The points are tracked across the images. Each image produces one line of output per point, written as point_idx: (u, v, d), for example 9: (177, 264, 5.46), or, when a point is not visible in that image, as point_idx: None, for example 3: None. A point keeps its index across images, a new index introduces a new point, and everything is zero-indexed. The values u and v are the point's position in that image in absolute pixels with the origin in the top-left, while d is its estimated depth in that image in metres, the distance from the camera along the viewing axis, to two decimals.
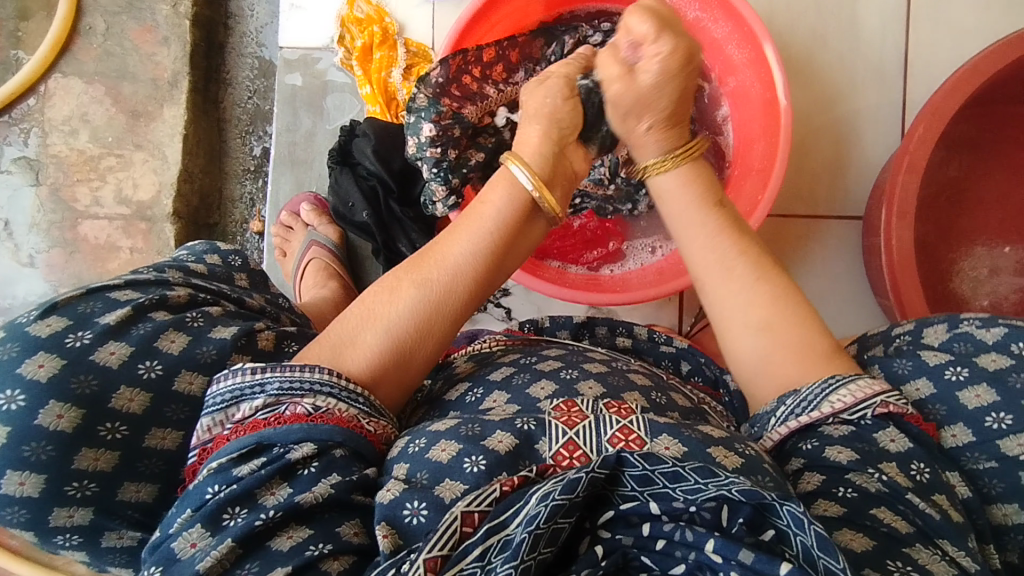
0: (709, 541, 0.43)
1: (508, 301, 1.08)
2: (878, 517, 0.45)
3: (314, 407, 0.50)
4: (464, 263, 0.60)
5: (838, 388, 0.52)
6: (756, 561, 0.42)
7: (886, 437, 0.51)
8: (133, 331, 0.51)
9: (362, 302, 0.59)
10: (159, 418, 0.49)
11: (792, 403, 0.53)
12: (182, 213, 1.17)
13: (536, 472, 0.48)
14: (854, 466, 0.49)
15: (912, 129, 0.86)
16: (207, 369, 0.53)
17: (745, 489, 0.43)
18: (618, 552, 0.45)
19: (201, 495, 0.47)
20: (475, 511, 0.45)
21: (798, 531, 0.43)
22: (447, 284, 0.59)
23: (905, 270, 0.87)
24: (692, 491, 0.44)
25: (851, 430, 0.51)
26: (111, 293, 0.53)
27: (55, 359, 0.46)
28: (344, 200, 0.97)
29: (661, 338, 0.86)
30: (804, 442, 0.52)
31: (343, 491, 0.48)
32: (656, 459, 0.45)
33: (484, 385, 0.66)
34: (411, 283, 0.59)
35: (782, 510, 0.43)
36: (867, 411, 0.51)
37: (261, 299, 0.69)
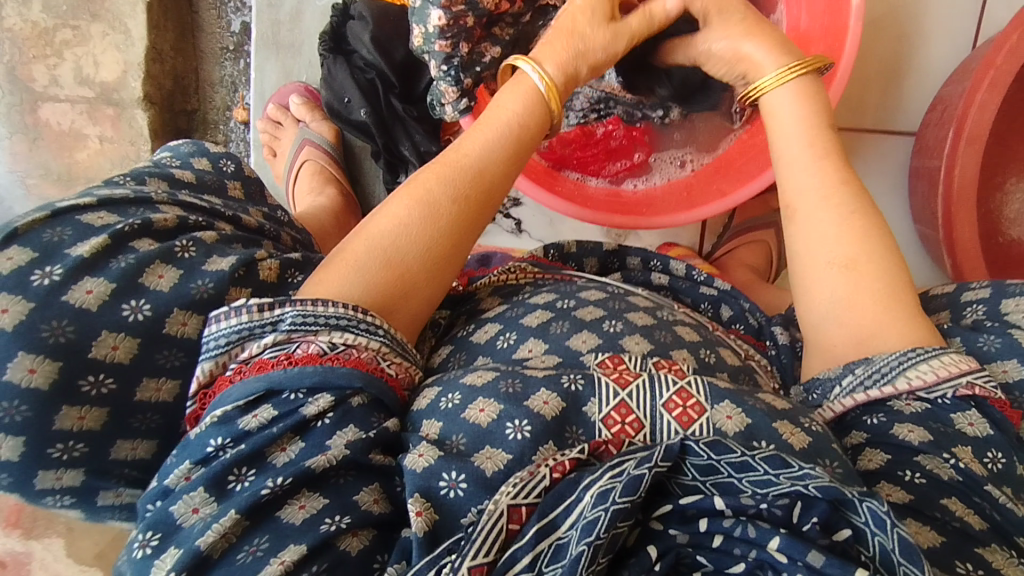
0: (773, 540, 0.39)
1: (519, 212, 0.99)
2: (948, 509, 0.43)
3: (330, 345, 0.46)
4: (485, 171, 0.57)
5: (918, 363, 0.49)
6: (827, 565, 0.37)
7: (964, 420, 0.48)
8: (112, 264, 0.43)
9: (387, 216, 0.54)
10: (151, 367, 0.44)
11: (862, 373, 0.51)
12: (154, 96, 1.05)
13: (587, 453, 0.44)
14: (925, 449, 0.46)
15: (1004, 37, 0.76)
16: (202, 308, 0.46)
17: (823, 486, 0.38)
18: (672, 553, 0.41)
19: (202, 447, 0.43)
20: (522, 505, 0.41)
21: (880, 532, 0.38)
22: (474, 192, 0.56)
23: (961, 206, 0.80)
24: (762, 484, 0.40)
25: (926, 407, 0.49)
26: (82, 216, 0.45)
27: (20, 302, 0.40)
28: (338, 94, 0.85)
29: (700, 275, 0.84)
30: (869, 416, 0.50)
31: (359, 452, 0.45)
32: (724, 449, 0.40)
33: (517, 330, 0.64)
34: (444, 196, 0.55)
35: (861, 507, 0.38)
36: (948, 390, 0.49)
37: (260, 215, 0.60)
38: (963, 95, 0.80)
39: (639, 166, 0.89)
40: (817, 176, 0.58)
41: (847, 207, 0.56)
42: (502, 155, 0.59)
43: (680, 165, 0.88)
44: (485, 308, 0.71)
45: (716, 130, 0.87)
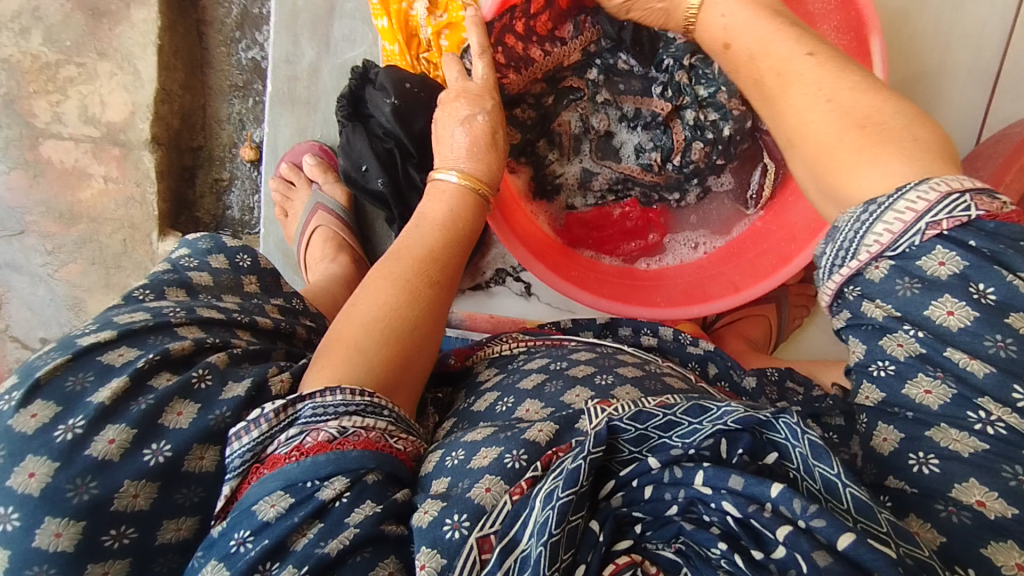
0: (696, 475, 0.41)
1: (529, 275, 0.99)
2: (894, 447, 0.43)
3: (339, 430, 0.45)
4: (438, 253, 0.61)
5: (882, 215, 0.43)
6: (746, 487, 0.39)
7: (932, 261, 0.41)
8: (131, 408, 0.43)
9: (372, 302, 0.55)
10: (170, 508, 0.43)
11: (832, 253, 0.46)
12: (162, 137, 1.03)
13: (541, 468, 0.45)
14: (887, 326, 0.44)
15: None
16: (220, 437, 0.46)
17: (739, 418, 0.41)
18: (611, 519, 0.43)
19: (226, 543, 0.43)
20: (491, 535, 0.42)
21: (794, 443, 0.40)
22: (440, 269, 0.60)
23: None
24: (689, 433, 0.42)
25: (893, 266, 0.43)
26: (102, 356, 0.45)
27: (46, 464, 0.41)
28: (355, 162, 0.85)
29: (687, 337, 0.76)
30: (849, 290, 0.46)
31: (372, 526, 0.43)
32: (648, 415, 0.43)
33: (515, 394, 0.61)
34: (419, 282, 0.58)
35: (777, 424, 0.41)
36: (912, 239, 0.42)
37: (277, 311, 0.60)
38: None
39: (653, 246, 0.89)
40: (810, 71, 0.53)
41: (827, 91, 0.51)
42: (447, 241, 0.62)
43: (693, 248, 0.89)
44: (480, 379, 0.69)
45: (727, 213, 0.88)
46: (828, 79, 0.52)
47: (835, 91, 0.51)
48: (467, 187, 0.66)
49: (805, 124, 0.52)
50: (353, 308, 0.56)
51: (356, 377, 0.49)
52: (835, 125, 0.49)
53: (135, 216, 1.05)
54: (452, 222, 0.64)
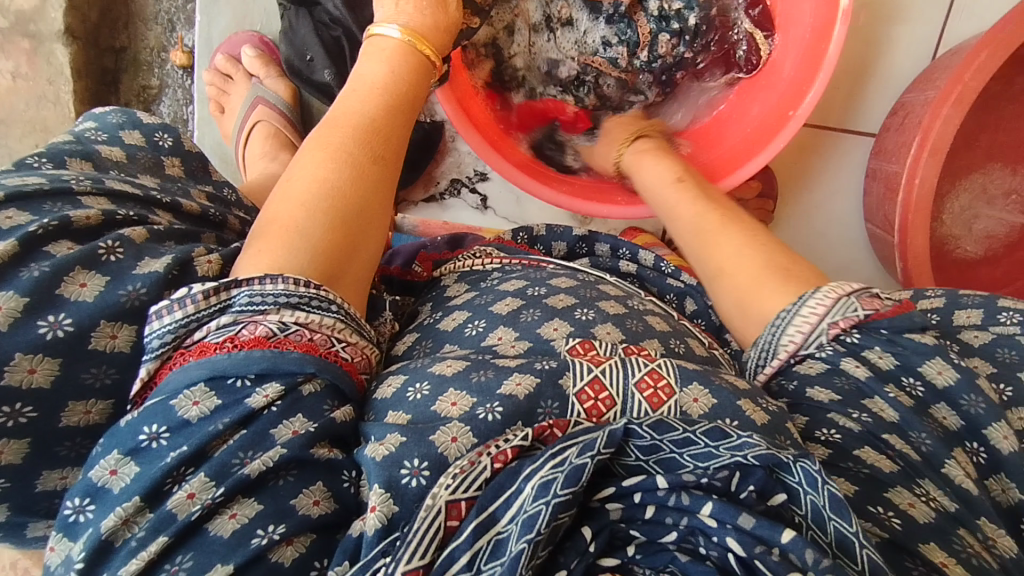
0: (704, 506, 0.41)
1: (485, 187, 0.95)
2: (861, 459, 0.46)
3: (280, 326, 0.42)
4: (376, 118, 0.55)
5: (792, 321, 0.54)
6: (756, 526, 0.40)
7: (873, 355, 0.52)
8: (20, 274, 0.38)
9: (310, 177, 0.50)
10: (76, 388, 0.39)
11: (758, 353, 0.57)
12: (78, 30, 0.92)
13: (531, 438, 0.44)
14: (835, 407, 0.50)
15: (972, 55, 0.78)
16: (136, 317, 0.41)
17: (760, 453, 0.41)
18: (606, 531, 0.43)
19: (133, 436, 0.40)
20: (462, 501, 0.41)
21: (811, 489, 0.41)
22: (383, 141, 0.54)
23: (919, 217, 0.82)
24: (703, 457, 0.42)
25: (826, 366, 0.53)
26: None
27: None
28: (300, 51, 0.78)
29: (668, 268, 0.77)
30: (784, 382, 0.54)
31: (299, 448, 0.42)
32: (667, 428, 0.43)
33: (487, 317, 0.59)
34: (361, 154, 0.52)
35: (794, 467, 0.42)
36: (822, 338, 0.54)
37: (204, 198, 0.54)
38: (926, 112, 0.82)
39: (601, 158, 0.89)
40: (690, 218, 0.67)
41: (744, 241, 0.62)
42: (386, 108, 0.56)
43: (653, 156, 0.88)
44: (450, 294, 0.66)
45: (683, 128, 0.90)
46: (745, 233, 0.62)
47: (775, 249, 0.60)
48: (405, 51, 0.60)
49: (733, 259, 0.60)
50: (289, 184, 0.50)
51: (297, 266, 0.46)
52: (766, 258, 0.59)
53: (49, 117, 0.94)
54: (395, 84, 0.58)
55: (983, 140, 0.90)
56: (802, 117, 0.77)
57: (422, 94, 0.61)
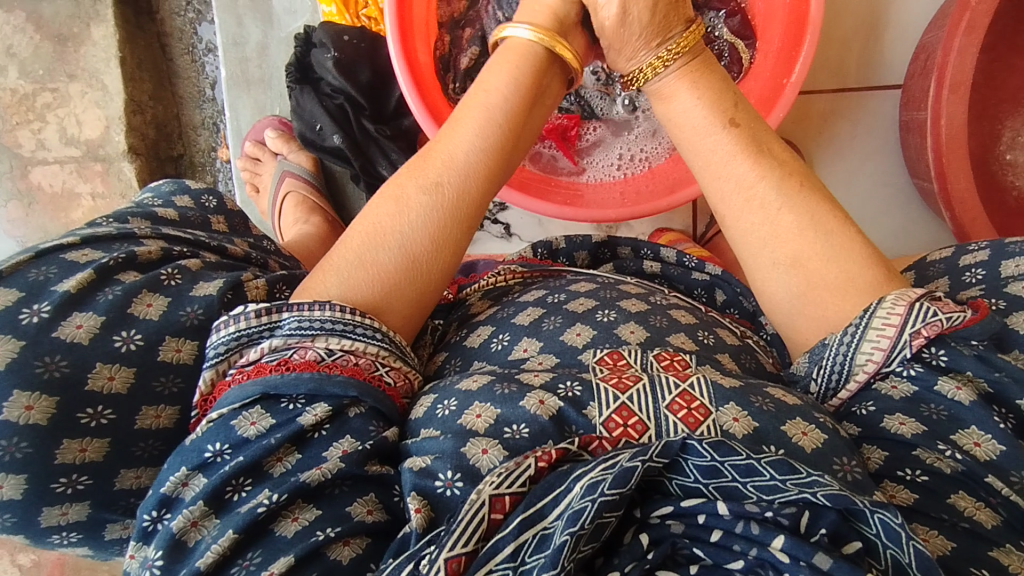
0: (776, 539, 0.38)
1: (507, 216, 1.00)
2: (957, 508, 0.42)
3: (327, 352, 0.46)
4: (472, 161, 0.56)
5: (865, 334, 0.49)
6: (834, 567, 0.37)
7: (950, 386, 0.46)
8: (100, 297, 0.44)
9: (361, 221, 0.53)
10: (148, 395, 0.44)
11: (822, 378, 0.51)
12: (139, 147, 1.05)
13: (576, 445, 0.43)
14: (922, 442, 0.45)
15: None
16: (196, 333, 0.47)
17: (832, 493, 0.38)
18: (666, 543, 0.41)
19: (199, 453, 0.43)
20: (506, 495, 0.40)
21: (892, 543, 0.37)
22: (459, 188, 0.55)
23: (953, 154, 0.80)
24: (768, 489, 0.39)
25: (914, 391, 0.47)
26: (66, 255, 0.46)
27: (12, 341, 0.41)
28: (310, 124, 0.87)
29: (692, 262, 0.76)
30: (858, 407, 0.49)
31: (355, 464, 0.44)
32: (728, 450, 0.40)
33: (510, 329, 0.58)
34: (421, 196, 0.54)
35: (872, 518, 0.38)
36: (904, 353, 0.48)
37: (245, 245, 0.60)
38: (941, 46, 0.80)
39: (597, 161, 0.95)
40: (737, 173, 0.57)
41: (779, 199, 0.55)
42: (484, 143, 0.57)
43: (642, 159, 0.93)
44: (474, 312, 0.65)
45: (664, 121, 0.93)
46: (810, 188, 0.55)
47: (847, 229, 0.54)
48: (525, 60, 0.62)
49: (774, 245, 0.54)
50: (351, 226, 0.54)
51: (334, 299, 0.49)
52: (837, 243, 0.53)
53: None
54: (499, 115, 0.58)
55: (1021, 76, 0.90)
56: (798, 82, 0.79)
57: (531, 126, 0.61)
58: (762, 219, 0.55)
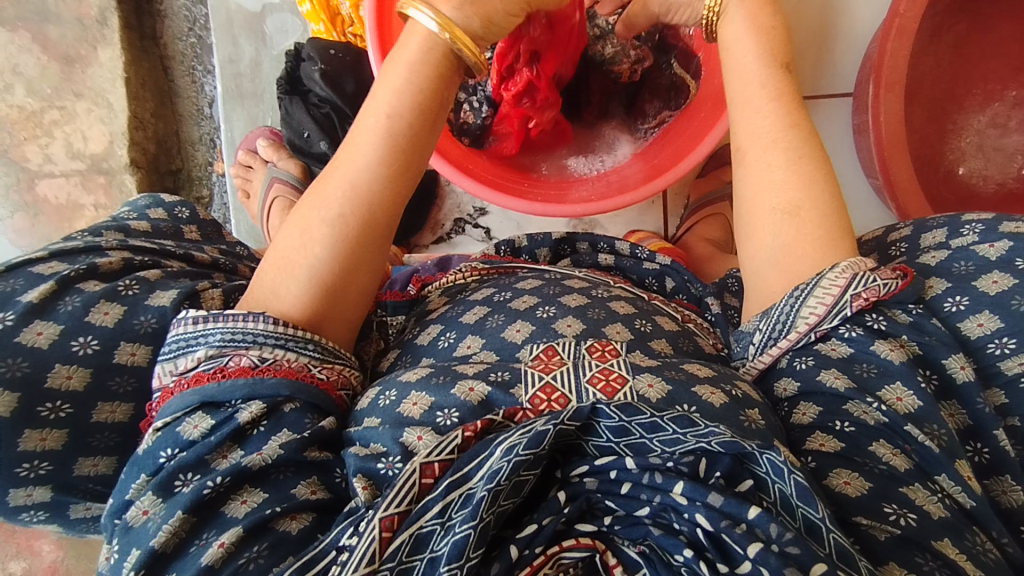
0: (676, 484, 0.42)
1: (487, 220, 1.04)
2: (875, 454, 0.46)
3: (259, 359, 0.49)
4: (363, 173, 0.56)
5: (813, 291, 0.51)
6: (724, 503, 0.41)
7: (885, 347, 0.49)
8: (60, 307, 0.49)
9: (275, 248, 0.56)
10: (104, 393, 0.49)
11: (767, 327, 0.53)
12: (140, 160, 1.12)
13: (502, 416, 0.47)
14: (852, 396, 0.48)
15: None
16: (149, 338, 0.52)
17: (725, 441, 0.42)
18: (581, 498, 0.44)
19: (153, 459, 0.47)
20: (436, 462, 0.44)
21: (778, 479, 0.42)
22: (369, 195, 0.56)
23: (894, 149, 0.82)
24: (671, 442, 0.43)
25: (851, 352, 0.50)
26: (36, 267, 0.52)
27: None
28: (298, 130, 0.94)
29: (643, 253, 0.80)
30: (799, 363, 0.52)
31: (294, 450, 0.47)
32: (634, 410, 0.43)
33: (457, 329, 0.62)
34: (319, 217, 0.55)
35: (762, 458, 0.42)
36: (844, 310, 0.50)
37: (215, 252, 0.65)
38: (876, 47, 0.82)
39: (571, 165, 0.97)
40: (768, 117, 0.58)
41: (799, 152, 0.56)
42: (384, 156, 0.56)
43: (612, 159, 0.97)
44: (430, 307, 0.68)
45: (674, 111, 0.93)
46: (804, 147, 0.56)
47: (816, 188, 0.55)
48: (430, 52, 0.58)
49: (766, 198, 0.56)
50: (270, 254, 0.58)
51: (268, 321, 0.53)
52: (832, 202, 0.55)
53: None
54: (393, 128, 0.57)
55: (979, 67, 0.90)
56: None
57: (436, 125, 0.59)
58: (757, 177, 0.57)
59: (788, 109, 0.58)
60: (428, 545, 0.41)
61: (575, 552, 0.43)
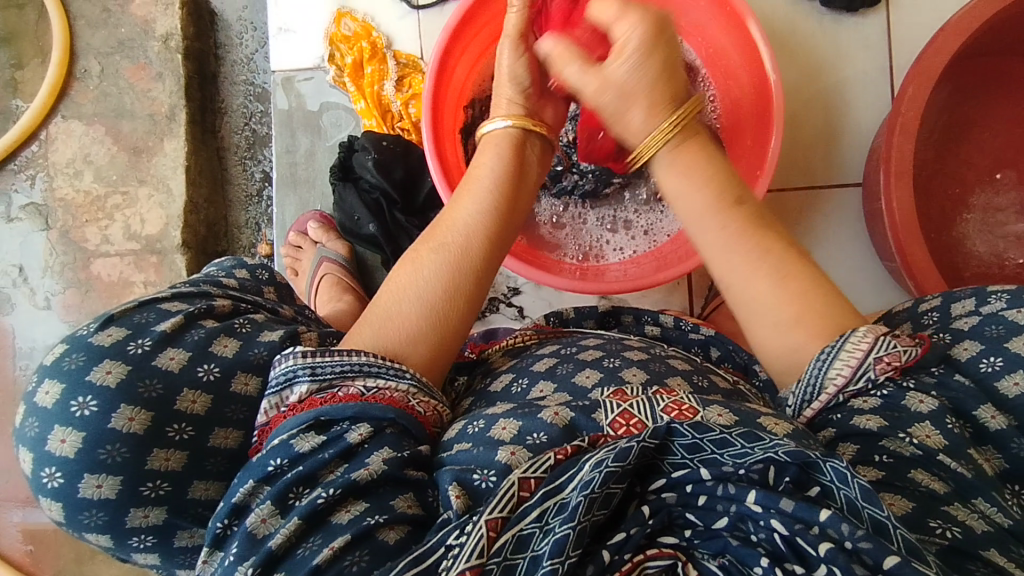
0: (749, 493, 0.43)
1: (521, 299, 1.09)
2: (915, 479, 0.48)
3: (365, 387, 0.51)
4: (472, 224, 0.63)
5: (837, 355, 0.53)
6: (796, 508, 0.42)
7: (914, 400, 0.52)
8: (189, 337, 0.53)
9: (399, 291, 0.58)
10: (221, 418, 0.52)
11: (800, 389, 0.55)
12: (191, 242, 1.18)
13: (587, 441, 0.48)
14: (885, 432, 0.51)
15: (903, 89, 0.86)
16: (261, 370, 0.54)
17: (791, 450, 0.43)
18: (664, 511, 0.46)
19: (264, 466, 0.48)
20: (532, 477, 0.45)
21: (842, 485, 0.43)
22: (464, 246, 0.61)
23: (909, 232, 0.87)
24: (739, 454, 0.44)
25: (881, 403, 0.53)
26: (163, 304, 0.56)
27: (121, 365, 0.49)
28: (350, 215, 1.01)
29: (688, 325, 0.84)
30: (833, 414, 0.53)
31: (395, 467, 0.48)
32: (705, 427, 0.45)
33: (528, 376, 0.64)
34: (449, 279, 0.59)
35: (825, 467, 0.43)
36: (871, 374, 0.52)
37: (293, 311, 0.68)
38: (882, 142, 0.89)
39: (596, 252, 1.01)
40: (739, 249, 0.59)
41: (791, 270, 0.58)
42: (485, 211, 0.63)
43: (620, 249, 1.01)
44: (495, 364, 0.72)
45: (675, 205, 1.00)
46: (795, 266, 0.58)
47: (767, 274, 0.58)
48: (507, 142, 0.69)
49: (765, 308, 0.57)
50: (389, 296, 0.58)
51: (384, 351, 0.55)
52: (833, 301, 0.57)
53: None
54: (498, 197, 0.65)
55: (974, 162, 0.97)
56: (769, 174, 0.84)
57: (519, 195, 0.67)
58: (754, 295, 0.58)
59: (741, 232, 0.59)
60: (529, 545, 0.43)
61: (657, 561, 0.44)
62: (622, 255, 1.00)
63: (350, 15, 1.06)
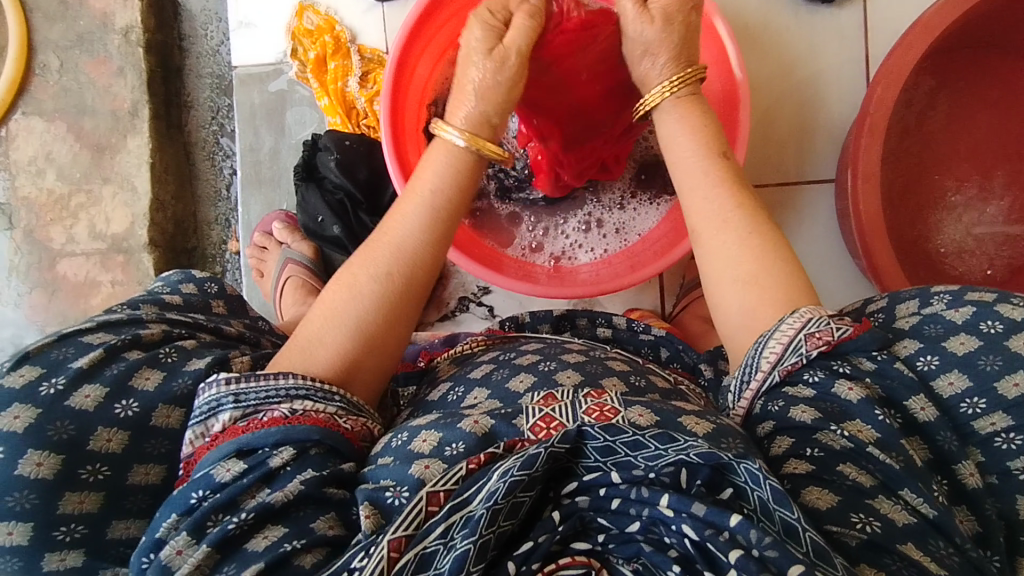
0: (663, 497, 0.42)
1: (490, 298, 1.08)
2: (843, 472, 0.47)
3: (291, 410, 0.51)
4: (415, 245, 0.63)
5: (767, 338, 0.54)
6: (706, 512, 0.41)
7: (844, 388, 0.51)
8: (106, 370, 0.52)
9: (320, 323, 0.58)
10: (140, 454, 0.52)
11: (739, 375, 0.56)
12: (158, 240, 1.16)
13: (503, 447, 0.46)
14: (819, 425, 0.49)
15: (871, 90, 0.84)
16: (185, 401, 0.54)
17: (702, 451, 0.43)
18: (574, 516, 0.44)
19: (185, 499, 0.47)
20: (441, 490, 0.44)
21: (755, 486, 0.42)
22: (407, 274, 0.61)
23: (875, 235, 0.86)
24: (653, 456, 0.44)
25: (814, 393, 0.52)
26: (84, 337, 0.55)
27: (29, 409, 0.49)
28: (313, 215, 0.99)
29: (639, 325, 0.83)
30: (772, 404, 0.53)
31: (313, 486, 0.47)
32: (617, 429, 0.45)
33: (464, 383, 0.62)
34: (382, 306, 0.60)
35: (738, 467, 0.43)
36: (795, 355, 0.53)
37: (240, 326, 0.68)
38: (851, 142, 0.87)
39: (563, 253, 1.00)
40: (735, 235, 0.60)
41: (766, 246, 0.59)
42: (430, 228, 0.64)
43: (589, 251, 0.99)
44: (441, 372, 0.71)
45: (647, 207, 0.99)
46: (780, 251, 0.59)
47: (762, 263, 0.58)
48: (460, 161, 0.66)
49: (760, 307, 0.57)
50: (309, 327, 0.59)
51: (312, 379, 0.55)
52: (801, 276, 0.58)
53: None
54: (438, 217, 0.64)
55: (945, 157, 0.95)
56: None
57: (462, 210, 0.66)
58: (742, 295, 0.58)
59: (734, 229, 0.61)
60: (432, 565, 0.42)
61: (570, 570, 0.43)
62: (593, 255, 0.98)
63: (312, 9, 1.03)
